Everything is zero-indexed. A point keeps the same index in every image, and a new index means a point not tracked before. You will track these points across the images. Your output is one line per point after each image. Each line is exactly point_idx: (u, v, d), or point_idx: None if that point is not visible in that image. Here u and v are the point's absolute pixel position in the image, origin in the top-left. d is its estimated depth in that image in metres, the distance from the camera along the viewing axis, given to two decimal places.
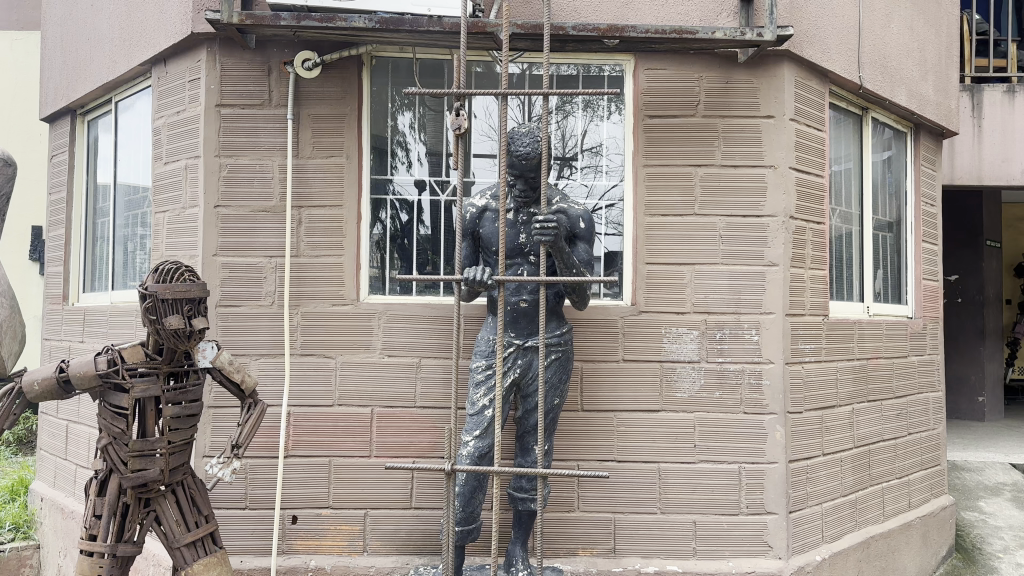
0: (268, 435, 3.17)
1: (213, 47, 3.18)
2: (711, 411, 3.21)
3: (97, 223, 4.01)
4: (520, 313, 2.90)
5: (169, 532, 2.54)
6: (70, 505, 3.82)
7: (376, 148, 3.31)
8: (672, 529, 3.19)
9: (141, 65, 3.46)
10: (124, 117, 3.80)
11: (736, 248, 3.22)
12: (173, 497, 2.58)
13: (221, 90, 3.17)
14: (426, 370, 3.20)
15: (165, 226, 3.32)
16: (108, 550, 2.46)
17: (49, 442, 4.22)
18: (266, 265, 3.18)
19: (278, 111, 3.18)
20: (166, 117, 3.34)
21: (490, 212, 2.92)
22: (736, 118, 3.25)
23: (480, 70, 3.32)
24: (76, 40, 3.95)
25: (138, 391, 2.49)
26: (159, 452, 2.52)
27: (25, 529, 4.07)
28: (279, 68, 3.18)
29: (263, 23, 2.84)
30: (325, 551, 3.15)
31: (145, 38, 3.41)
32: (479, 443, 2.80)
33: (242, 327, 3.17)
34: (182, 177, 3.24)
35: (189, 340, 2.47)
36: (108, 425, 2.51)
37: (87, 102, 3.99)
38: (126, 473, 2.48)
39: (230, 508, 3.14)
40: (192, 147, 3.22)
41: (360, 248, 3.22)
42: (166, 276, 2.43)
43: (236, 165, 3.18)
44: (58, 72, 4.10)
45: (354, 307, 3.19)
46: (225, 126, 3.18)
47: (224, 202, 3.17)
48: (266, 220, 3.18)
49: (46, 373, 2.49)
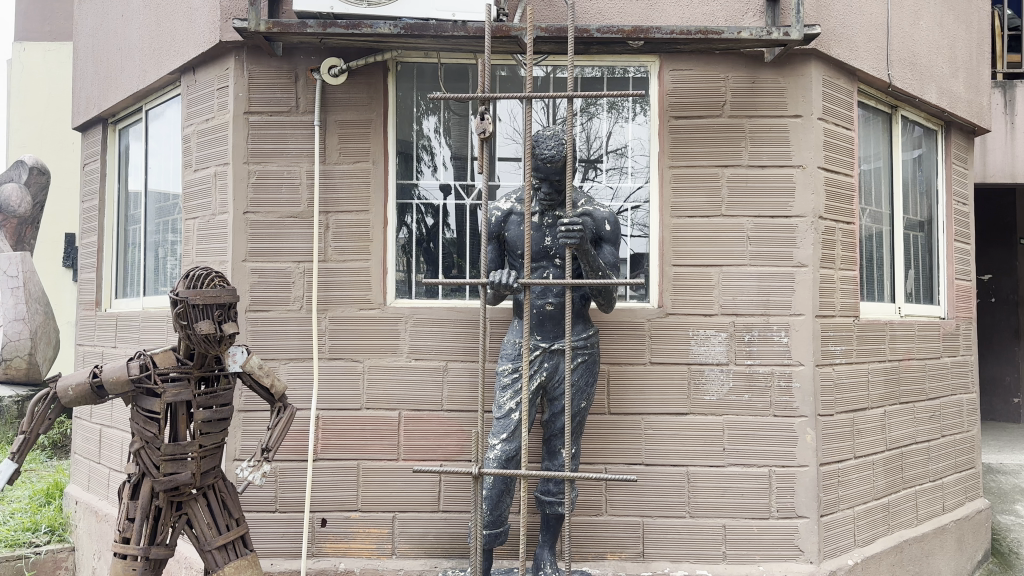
0: (297, 439, 3.19)
1: (241, 55, 3.21)
2: (740, 413, 3.18)
3: (129, 230, 4.07)
4: (546, 316, 2.90)
5: (201, 535, 2.57)
6: (104, 509, 3.87)
7: (402, 152, 3.32)
8: (701, 533, 3.16)
9: (170, 74, 3.52)
10: (155, 125, 3.85)
11: (765, 249, 3.19)
12: (204, 500, 2.62)
13: (249, 98, 3.21)
14: (453, 373, 3.20)
15: (195, 232, 3.36)
16: (141, 553, 2.50)
17: (83, 447, 4.29)
18: (294, 270, 3.20)
19: (306, 118, 3.21)
20: (195, 124, 3.38)
21: (515, 216, 2.92)
22: (763, 118, 3.22)
23: (505, 74, 3.33)
24: (107, 50, 4.02)
25: (170, 396, 2.53)
26: (191, 456, 2.55)
27: (60, 532, 4.14)
28: (306, 74, 3.21)
29: (290, 30, 2.86)
30: (354, 554, 3.17)
31: (174, 47, 3.46)
32: (507, 446, 2.80)
33: (271, 331, 3.20)
34: (211, 183, 3.28)
35: (220, 344, 2.50)
36: (140, 429, 2.55)
37: (118, 110, 4.06)
38: (158, 477, 2.51)
39: (260, 511, 3.17)
40: (221, 154, 3.25)
41: (386, 253, 3.24)
42: (197, 282, 2.46)
43: (265, 171, 3.21)
44: (89, 82, 4.18)
45: (380, 310, 3.21)
46: (253, 133, 3.21)
47: (253, 208, 3.20)
48: (294, 226, 3.21)
49: (80, 378, 2.53)
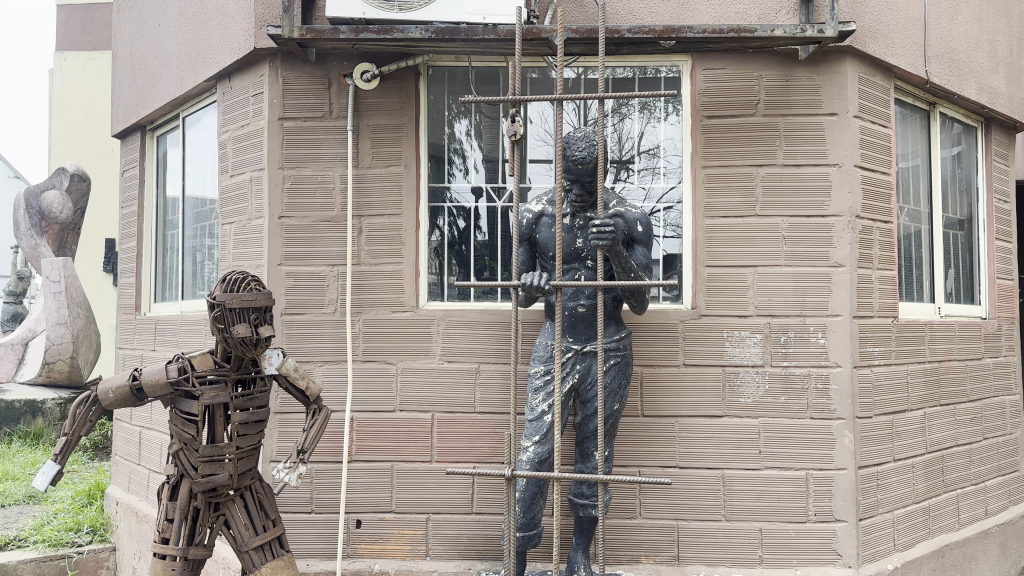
0: (332, 441, 3.22)
1: (275, 62, 3.25)
2: (777, 416, 3.14)
3: (168, 235, 4.14)
4: (578, 318, 2.89)
5: (238, 536, 2.61)
6: (145, 509, 3.94)
7: (433, 156, 3.34)
8: (737, 537, 3.13)
9: (206, 81, 3.57)
10: (192, 132, 3.92)
11: (801, 249, 3.15)
12: (241, 501, 2.65)
13: (284, 104, 3.25)
14: (485, 376, 3.21)
15: (232, 237, 3.41)
16: (180, 553, 2.54)
17: (123, 448, 4.37)
18: (328, 274, 3.23)
19: (339, 123, 3.24)
20: (231, 130, 3.43)
21: (547, 218, 2.92)
22: (798, 117, 3.18)
23: (536, 76, 3.33)
24: (145, 58, 4.09)
25: (208, 398, 2.56)
26: (228, 457, 2.58)
27: (102, 532, 4.22)
28: (339, 80, 3.24)
29: (323, 36, 2.91)
30: (389, 555, 3.19)
31: (210, 54, 3.52)
32: (539, 448, 2.79)
33: (306, 335, 3.23)
34: (248, 189, 3.33)
35: (256, 347, 2.54)
36: (179, 431, 2.59)
37: (156, 118, 4.13)
38: (196, 478, 2.55)
39: (296, 512, 3.20)
40: (257, 160, 3.30)
41: (419, 255, 3.26)
42: (234, 286, 2.49)
43: (299, 176, 3.25)
44: (128, 90, 4.26)
45: (413, 313, 3.23)
46: (288, 139, 3.25)
47: (288, 213, 3.24)
48: (328, 230, 3.24)
49: (120, 381, 2.57)
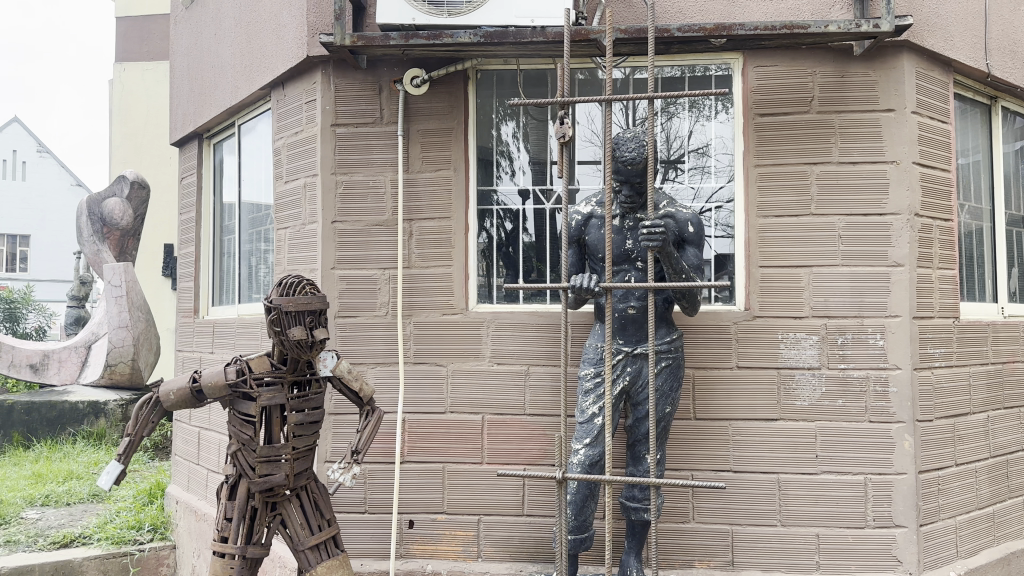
0: (385, 442, 3.26)
1: (328, 69, 3.31)
2: (834, 419, 3.08)
3: (224, 240, 4.24)
4: (628, 320, 2.88)
5: (295, 535, 2.65)
6: (204, 509, 4.04)
7: (482, 159, 3.36)
8: (794, 542, 3.07)
9: (260, 90, 3.65)
10: (248, 139, 4.01)
11: (858, 248, 3.09)
12: (298, 501, 2.70)
13: (336, 110, 3.30)
14: (535, 378, 3.21)
15: (286, 241, 3.48)
16: (239, 552, 2.59)
17: (183, 448, 4.49)
18: (380, 277, 3.28)
19: (389, 128, 3.28)
20: (285, 137, 3.50)
21: (595, 219, 2.91)
22: (853, 113, 3.12)
23: (584, 77, 3.33)
24: (202, 67, 4.20)
25: (265, 399, 2.61)
26: (284, 457, 2.63)
27: (163, 530, 4.34)
28: (389, 86, 3.28)
29: (374, 43, 2.94)
30: (441, 555, 3.21)
31: (264, 63, 3.59)
32: (590, 451, 2.78)
33: (358, 337, 3.27)
34: (302, 195, 3.39)
35: (311, 349, 2.59)
36: (236, 432, 2.63)
37: (213, 126, 4.24)
38: (254, 478, 2.60)
39: (351, 512, 3.25)
40: (310, 166, 3.36)
41: (468, 258, 3.28)
42: (289, 289, 2.54)
43: (351, 181, 3.30)
44: (185, 99, 4.38)
45: (463, 315, 3.25)
46: (340, 145, 3.30)
47: (341, 217, 3.29)
48: (379, 233, 3.28)
49: (180, 383, 2.64)
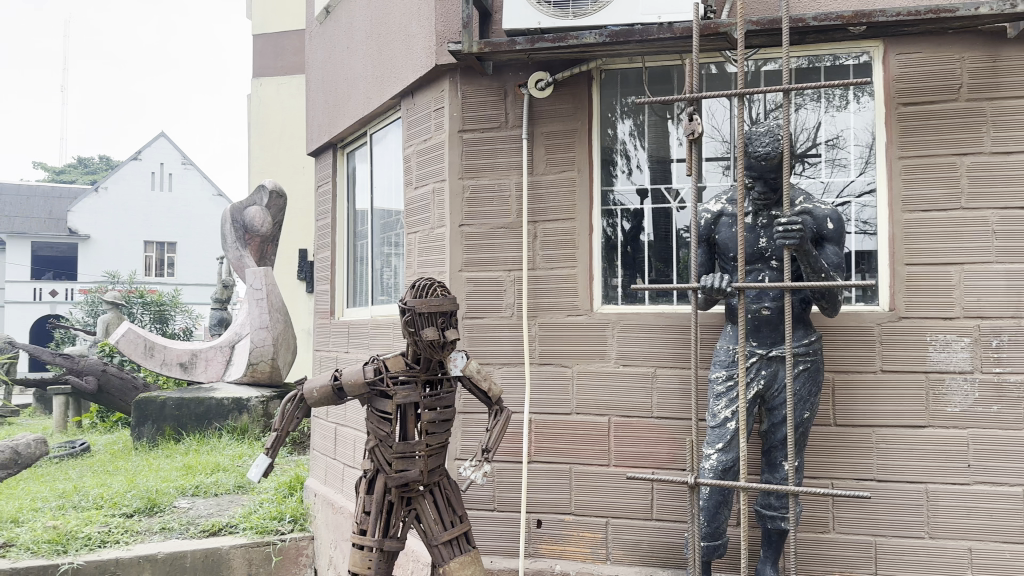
0: (513, 441, 3.30)
1: (455, 77, 3.39)
2: (989, 427, 2.87)
3: (357, 245, 4.42)
4: (762, 322, 2.79)
5: (429, 530, 2.73)
6: (340, 502, 4.22)
7: (607, 159, 3.34)
8: (944, 556, 2.89)
9: (391, 99, 3.79)
10: (379, 147, 4.16)
11: (1015, 244, 2.87)
12: (431, 497, 2.78)
13: (463, 117, 3.37)
14: (662, 380, 3.17)
15: (416, 245, 3.59)
16: (377, 544, 2.68)
17: (321, 443, 4.72)
18: (506, 278, 3.32)
19: (515, 131, 3.32)
20: (415, 145, 3.61)
21: (726, 217, 2.84)
22: (1008, 99, 2.90)
23: (713, 72, 3.26)
24: (337, 80, 4.41)
25: (400, 398, 2.71)
26: (419, 454, 2.72)
27: (302, 522, 4.57)
28: (514, 90, 3.32)
29: (500, 49, 2.98)
30: (569, 556, 3.22)
31: (395, 73, 3.73)
32: (723, 456, 2.72)
33: (486, 338, 3.34)
34: (431, 200, 3.49)
35: (443, 350, 2.66)
36: (374, 428, 2.75)
37: (347, 135, 4.44)
38: (390, 473, 2.70)
39: (481, 509, 3.31)
40: (438, 171, 3.45)
41: (593, 259, 3.27)
42: (423, 292, 2.63)
43: (478, 185, 3.36)
44: (321, 111, 4.61)
45: (588, 316, 3.25)
46: (467, 151, 3.37)
47: (468, 220, 3.36)
48: (504, 236, 3.33)
49: (322, 381, 2.78)
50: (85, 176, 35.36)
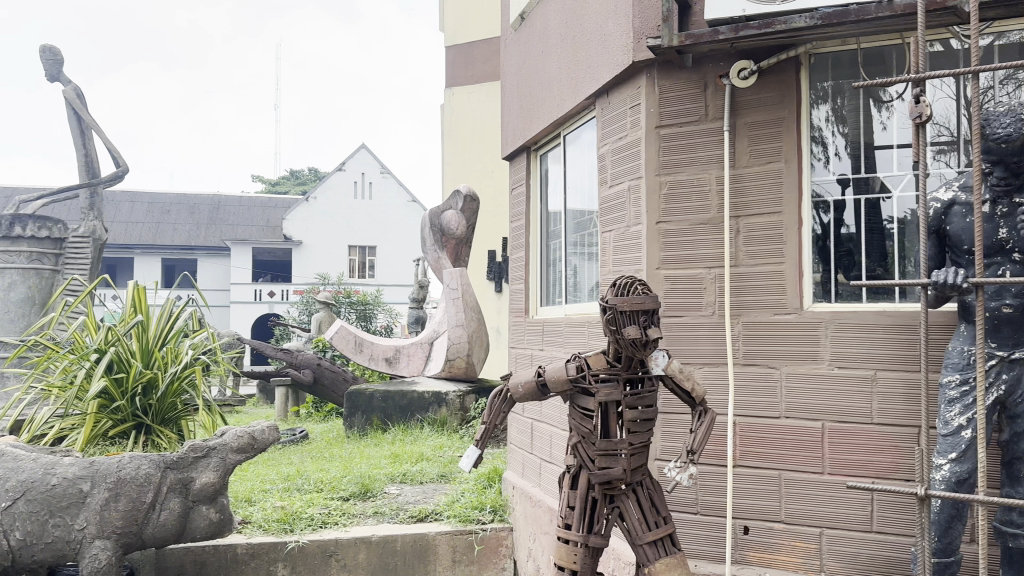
0: (717, 444, 3.20)
1: (652, 72, 3.33)
2: None
3: (550, 246, 4.49)
4: (1003, 321, 2.51)
5: (633, 529, 2.72)
6: (539, 496, 4.32)
7: (817, 148, 3.16)
8: None
9: (586, 100, 3.83)
10: (572, 148, 4.21)
11: None
12: (635, 496, 2.77)
13: (660, 112, 3.32)
14: (883, 384, 2.96)
15: (612, 244, 3.58)
16: (582, 539, 2.72)
17: (518, 437, 4.85)
18: (706, 276, 3.23)
19: (715, 124, 3.23)
20: (610, 143, 3.61)
21: (959, 206, 2.58)
22: None
23: (939, 49, 2.98)
24: (532, 84, 4.53)
25: (603, 395, 2.72)
26: (622, 452, 2.72)
27: (501, 513, 4.72)
28: (715, 81, 3.23)
29: (702, 40, 2.96)
30: (779, 565, 3.08)
31: (590, 74, 3.76)
32: (957, 467, 2.50)
33: (687, 337, 3.26)
34: (627, 198, 3.46)
35: (645, 348, 2.64)
36: (577, 425, 2.79)
37: (540, 138, 4.54)
38: (594, 469, 2.73)
39: (684, 512, 3.24)
40: (635, 168, 3.40)
41: (802, 255, 3.10)
42: (623, 290, 2.63)
43: (676, 181, 3.29)
44: (516, 116, 4.77)
45: (797, 315, 3.08)
46: (665, 146, 3.31)
47: (666, 218, 3.29)
48: (704, 232, 3.24)
49: (526, 377, 2.85)
50: (295, 187, 38.88)
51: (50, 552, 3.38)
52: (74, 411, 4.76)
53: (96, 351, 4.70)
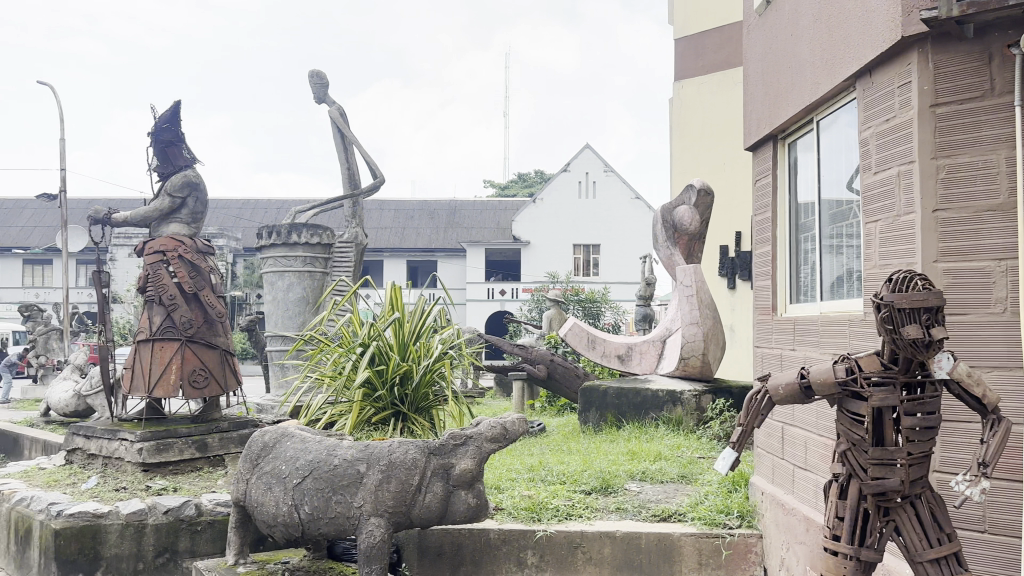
0: (1013, 458, 2.84)
1: (925, 47, 3.02)
2: None
3: (801, 240, 4.23)
4: None
5: (911, 545, 2.51)
6: (791, 503, 4.09)
7: None
8: None
9: (845, 82, 3.56)
10: (826, 135, 3.93)
11: None
12: (913, 510, 2.54)
13: (936, 89, 2.99)
14: None
15: (877, 235, 3.29)
16: (852, 553, 2.56)
17: (766, 441, 4.63)
18: (995, 269, 2.88)
19: (1003, 100, 2.90)
20: (874, 126, 3.32)
21: None
22: None
23: None
24: (780, 70, 4.31)
25: (876, 400, 2.51)
26: (899, 462, 2.50)
27: (749, 518, 4.55)
28: (1002, 52, 2.90)
29: (990, 6, 2.77)
30: None
31: (850, 52, 3.49)
32: None
33: (971, 337, 2.91)
34: (895, 185, 3.15)
35: (927, 349, 2.41)
36: (846, 431, 2.61)
37: (789, 126, 4.29)
38: (866, 479, 2.53)
39: (970, 531, 2.90)
40: (905, 152, 3.09)
41: None
42: (901, 286, 2.41)
43: (957, 164, 2.96)
44: (763, 105, 4.56)
45: None
46: (942, 126, 2.98)
47: (944, 205, 2.96)
48: (992, 220, 2.90)
49: (789, 379, 2.71)
50: (523, 189, 40.46)
51: (333, 525, 3.74)
52: (343, 398, 5.34)
53: (364, 342, 5.27)
